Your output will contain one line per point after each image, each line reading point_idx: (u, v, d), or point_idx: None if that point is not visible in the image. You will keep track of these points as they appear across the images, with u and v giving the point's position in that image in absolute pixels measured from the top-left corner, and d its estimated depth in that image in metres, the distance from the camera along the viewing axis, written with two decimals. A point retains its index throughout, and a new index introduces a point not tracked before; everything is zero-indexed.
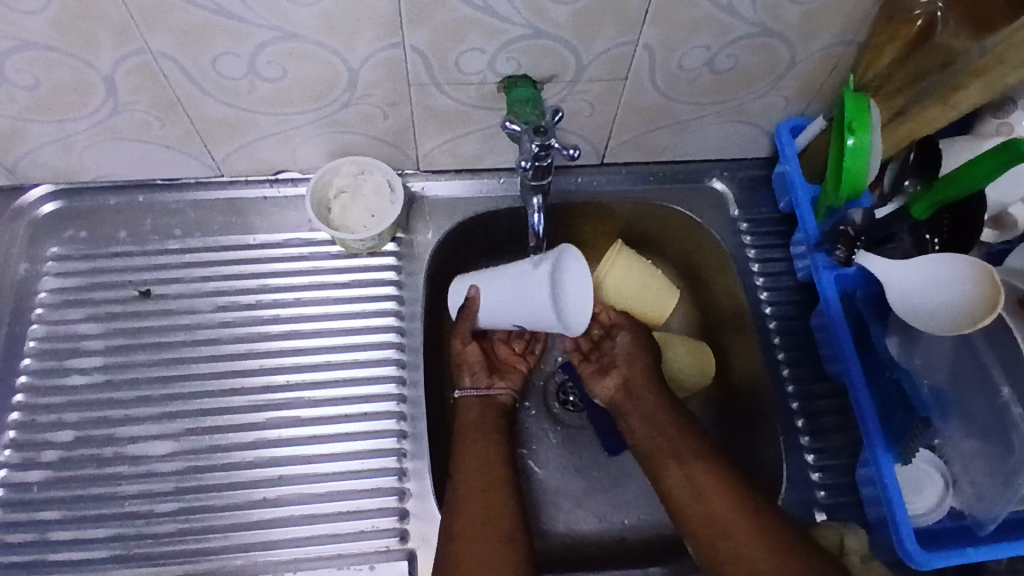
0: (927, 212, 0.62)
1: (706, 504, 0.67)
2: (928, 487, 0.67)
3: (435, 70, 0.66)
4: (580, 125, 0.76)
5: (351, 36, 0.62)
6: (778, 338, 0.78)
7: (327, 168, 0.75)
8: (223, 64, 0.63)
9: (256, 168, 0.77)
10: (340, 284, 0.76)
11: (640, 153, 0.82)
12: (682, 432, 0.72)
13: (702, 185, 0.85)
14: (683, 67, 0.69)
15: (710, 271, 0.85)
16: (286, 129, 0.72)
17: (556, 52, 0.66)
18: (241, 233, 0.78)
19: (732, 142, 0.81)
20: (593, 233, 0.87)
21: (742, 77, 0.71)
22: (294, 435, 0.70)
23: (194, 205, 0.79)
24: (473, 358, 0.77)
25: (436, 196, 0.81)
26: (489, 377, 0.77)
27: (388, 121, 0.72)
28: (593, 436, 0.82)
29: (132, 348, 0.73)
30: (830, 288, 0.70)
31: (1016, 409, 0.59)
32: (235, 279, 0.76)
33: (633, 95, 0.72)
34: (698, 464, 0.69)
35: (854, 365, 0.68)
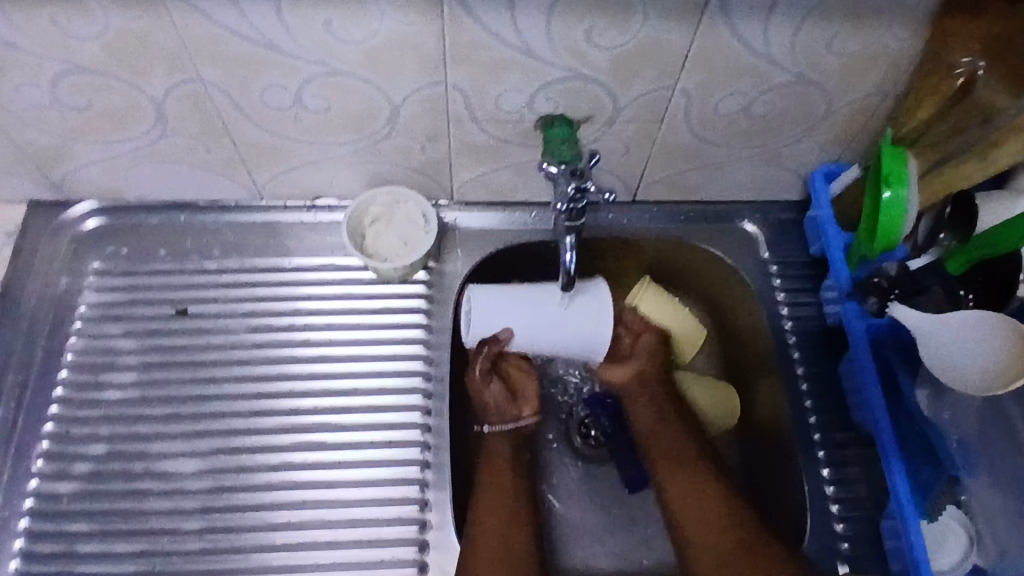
0: (962, 267, 0.63)
1: (693, 500, 0.74)
2: (951, 542, 0.64)
3: (474, 107, 0.68)
4: (613, 163, 0.77)
5: (395, 73, 0.63)
6: (804, 383, 0.77)
7: (363, 197, 0.76)
8: (270, 95, 0.65)
9: (295, 194, 0.79)
10: (370, 310, 0.77)
11: (671, 191, 0.82)
12: (681, 435, 0.79)
13: (733, 225, 0.85)
14: (719, 112, 0.70)
15: (737, 311, 0.85)
16: (326, 157, 0.74)
17: (594, 94, 0.67)
18: (276, 256, 0.79)
19: (765, 184, 0.82)
20: (621, 268, 0.88)
21: (778, 123, 0.72)
22: (319, 459, 0.71)
23: (232, 226, 0.80)
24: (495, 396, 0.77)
25: (468, 227, 0.82)
26: (515, 409, 0.77)
27: (425, 153, 0.74)
28: (613, 472, 0.82)
29: (165, 366, 0.75)
30: (860, 336, 0.70)
31: None
32: (268, 302, 0.77)
33: (668, 136, 0.73)
34: (688, 465, 0.77)
35: (882, 417, 0.67)
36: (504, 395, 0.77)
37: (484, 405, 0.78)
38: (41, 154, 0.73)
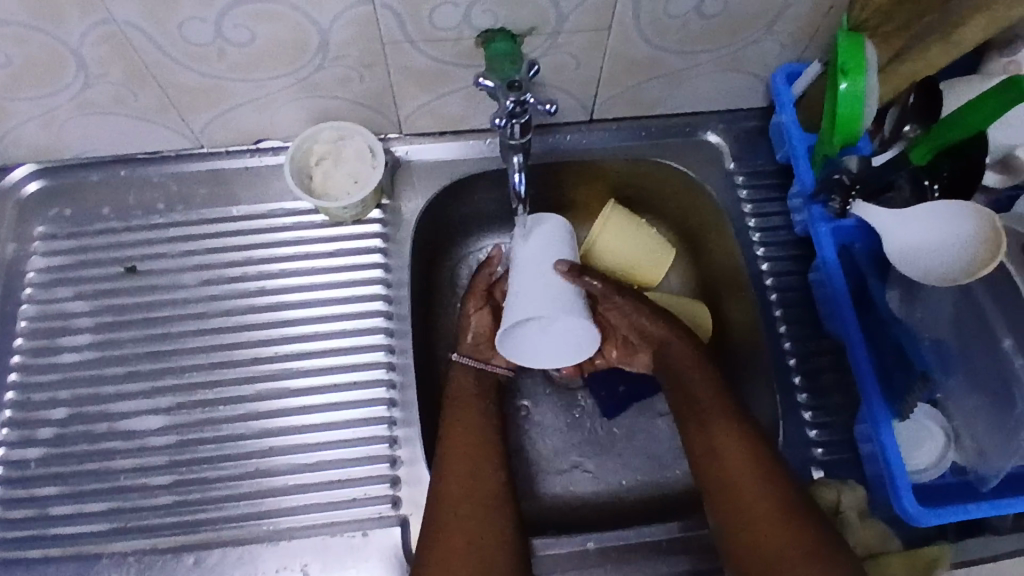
0: (926, 157, 0.58)
1: (726, 465, 0.65)
2: (928, 442, 0.63)
3: (408, 27, 0.64)
4: (563, 80, 0.74)
5: None
6: (774, 295, 0.76)
7: (306, 134, 0.73)
8: (191, 30, 0.61)
9: (236, 138, 0.76)
10: (325, 253, 0.75)
11: (630, 106, 0.79)
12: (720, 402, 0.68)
13: (697, 138, 0.82)
14: (670, 15, 0.66)
15: (706, 227, 0.82)
16: (262, 95, 0.70)
17: (534, 4, 0.63)
18: (224, 205, 0.77)
19: (726, 93, 0.78)
20: (585, 192, 0.85)
21: (733, 23, 0.68)
22: (285, 406, 0.70)
23: (176, 177, 0.77)
24: (479, 324, 0.75)
25: (422, 160, 0.79)
26: (490, 348, 0.75)
27: (365, 82, 0.70)
28: (589, 399, 0.82)
29: (121, 325, 0.73)
30: (826, 240, 0.67)
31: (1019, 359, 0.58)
32: (220, 252, 0.75)
33: (618, 45, 0.69)
34: (733, 432, 0.66)
35: (851, 322, 0.66)
36: (487, 332, 0.75)
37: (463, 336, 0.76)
38: None
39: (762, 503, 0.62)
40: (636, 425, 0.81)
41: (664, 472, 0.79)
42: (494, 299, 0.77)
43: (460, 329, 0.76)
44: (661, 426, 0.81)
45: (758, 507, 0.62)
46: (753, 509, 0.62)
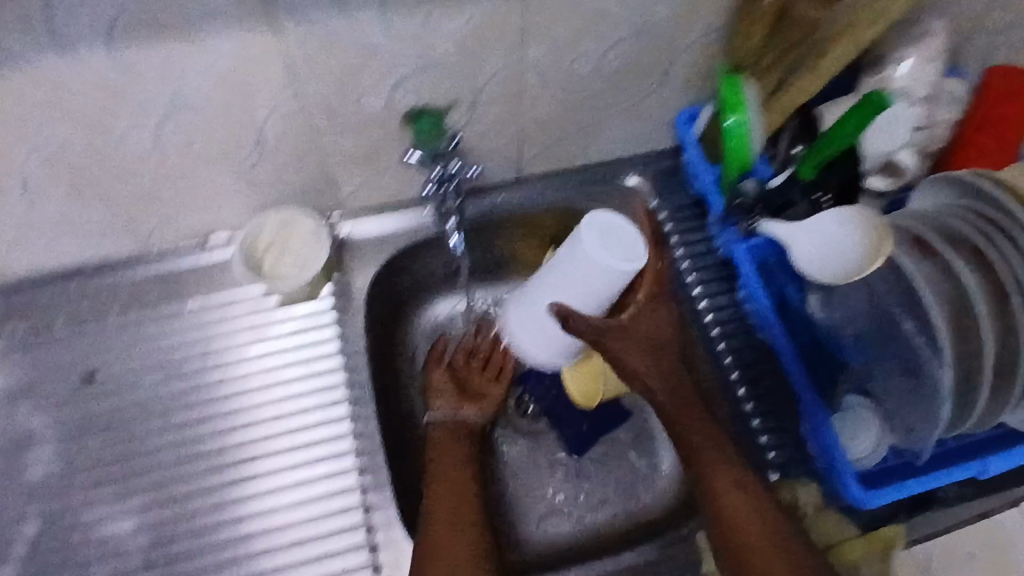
0: (813, 169, 0.66)
1: (728, 505, 0.66)
2: (867, 430, 0.67)
3: (336, 115, 0.69)
4: (487, 146, 0.80)
5: (250, 96, 0.65)
6: (709, 315, 0.81)
7: (251, 225, 0.77)
8: (132, 141, 0.66)
9: (184, 236, 0.79)
10: (281, 334, 0.78)
11: (553, 162, 0.86)
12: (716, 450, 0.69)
13: (617, 182, 0.88)
14: (572, 77, 0.73)
15: None
16: (205, 193, 0.74)
17: (449, 82, 0.69)
18: (178, 301, 0.79)
19: (637, 138, 0.85)
20: (526, 244, 0.90)
21: (630, 78, 0.75)
22: (255, 490, 0.72)
23: (128, 281, 0.80)
24: (441, 383, 0.82)
25: (364, 236, 0.83)
26: (458, 400, 0.81)
27: (303, 169, 0.75)
28: (555, 440, 0.85)
29: (86, 432, 0.74)
30: (745, 259, 0.73)
31: (920, 340, 0.62)
32: (178, 348, 0.77)
33: (531, 109, 0.76)
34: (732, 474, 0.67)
35: (778, 331, 0.71)
36: (450, 387, 0.82)
37: (429, 396, 0.82)
38: None
39: (762, 544, 0.63)
40: (602, 459, 0.84)
41: (636, 500, 0.82)
42: (454, 364, 0.84)
43: (426, 394, 0.83)
44: (626, 455, 0.84)
45: (755, 539, 0.64)
46: (749, 540, 0.64)
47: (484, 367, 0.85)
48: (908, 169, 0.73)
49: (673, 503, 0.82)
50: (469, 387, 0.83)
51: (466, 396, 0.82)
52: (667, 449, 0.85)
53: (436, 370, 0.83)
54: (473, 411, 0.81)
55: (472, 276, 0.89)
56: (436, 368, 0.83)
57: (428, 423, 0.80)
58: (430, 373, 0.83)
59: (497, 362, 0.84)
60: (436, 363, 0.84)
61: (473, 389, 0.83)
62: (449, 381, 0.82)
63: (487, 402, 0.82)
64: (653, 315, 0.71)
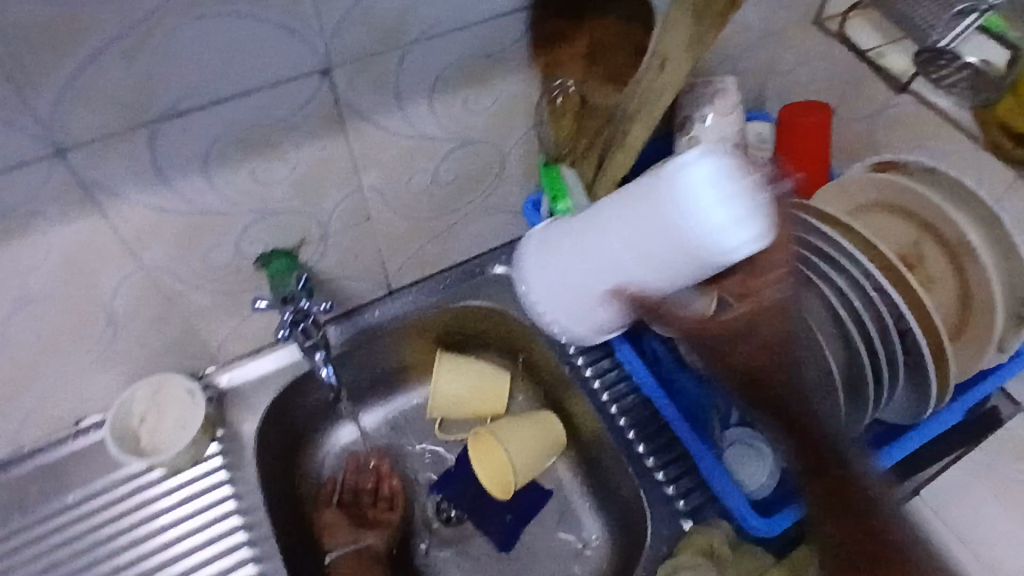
0: None
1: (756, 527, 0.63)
2: (757, 462, 0.71)
3: (187, 275, 0.70)
4: (350, 269, 0.82)
5: (92, 278, 0.65)
6: (597, 382, 0.84)
7: (122, 399, 0.75)
8: None
9: (57, 424, 0.77)
10: (176, 503, 0.76)
11: (421, 268, 0.89)
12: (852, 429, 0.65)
13: (487, 274, 0.91)
14: (414, 191, 0.77)
15: (524, 341, 0.90)
16: (68, 379, 0.73)
17: (294, 221, 0.72)
18: (61, 494, 0.76)
19: (494, 230, 0.90)
20: (416, 350, 0.91)
21: (469, 181, 0.80)
22: None
23: (5, 485, 0.76)
24: (333, 520, 0.83)
25: (244, 380, 0.82)
26: (355, 531, 0.83)
27: (167, 333, 0.75)
28: (480, 539, 0.85)
29: None
30: (609, 325, 0.77)
31: None
32: (67, 543, 0.74)
33: (384, 227, 0.79)
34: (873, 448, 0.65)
35: (652, 386, 0.74)
36: (343, 520, 0.83)
37: (324, 536, 0.83)
38: None
39: None
40: (529, 547, 0.84)
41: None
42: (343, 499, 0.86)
43: (320, 535, 0.83)
44: (551, 536, 0.85)
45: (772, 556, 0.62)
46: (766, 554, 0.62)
47: (372, 491, 0.86)
48: None
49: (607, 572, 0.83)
50: (364, 516, 0.84)
51: (363, 525, 0.83)
52: (590, 520, 0.86)
53: (326, 510, 0.84)
54: (373, 537, 0.82)
55: (359, 397, 0.91)
56: (325, 508, 0.85)
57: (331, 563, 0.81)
58: (320, 514, 0.85)
59: (382, 482, 0.86)
60: (325, 503, 0.85)
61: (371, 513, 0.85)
62: (341, 516, 0.84)
63: (384, 525, 0.83)
64: (774, 315, 0.59)
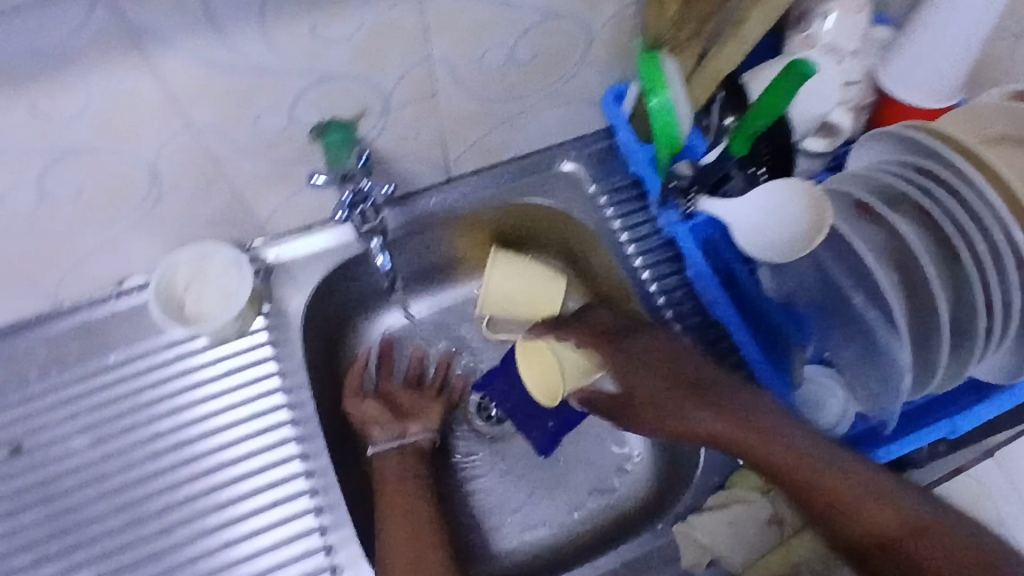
0: (746, 147, 0.63)
1: None
2: (830, 401, 0.67)
3: (238, 139, 0.64)
4: (408, 149, 0.75)
5: (134, 133, 0.59)
6: (661, 298, 0.79)
7: (166, 263, 0.72)
8: (14, 199, 0.60)
9: (97, 285, 0.74)
10: (217, 375, 0.73)
11: (481, 156, 0.82)
12: None
13: (552, 171, 0.84)
14: (486, 67, 0.69)
15: (587, 248, 0.85)
16: (109, 240, 0.69)
17: (352, 89, 0.65)
18: (101, 355, 0.74)
19: (563, 123, 0.82)
20: (466, 243, 0.86)
21: (547, 62, 0.71)
22: (210, 545, 0.68)
23: (46, 342, 0.74)
24: (374, 411, 0.79)
25: (294, 257, 0.78)
26: (399, 424, 0.78)
27: (214, 200, 0.70)
28: (522, 443, 0.84)
29: (20, 511, 0.69)
30: (687, 239, 0.69)
31: (870, 313, 0.60)
32: (107, 405, 0.72)
33: (448, 104, 0.71)
34: None
35: (726, 311, 0.69)
36: (385, 413, 0.79)
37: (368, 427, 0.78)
38: None
39: None
40: (570, 456, 0.83)
41: (613, 492, 0.81)
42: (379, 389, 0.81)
43: (360, 425, 0.79)
44: (594, 447, 0.83)
45: None
46: None
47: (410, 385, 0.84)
48: (843, 130, 0.69)
49: (650, 491, 0.81)
50: (404, 411, 0.81)
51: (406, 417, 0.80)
52: (634, 435, 0.83)
53: (371, 400, 0.79)
54: (421, 434, 0.78)
55: (406, 286, 0.87)
56: (367, 399, 0.79)
57: (372, 457, 0.76)
58: (359, 403, 0.79)
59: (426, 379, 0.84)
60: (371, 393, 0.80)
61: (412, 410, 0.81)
62: (381, 408, 0.79)
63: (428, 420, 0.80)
64: None
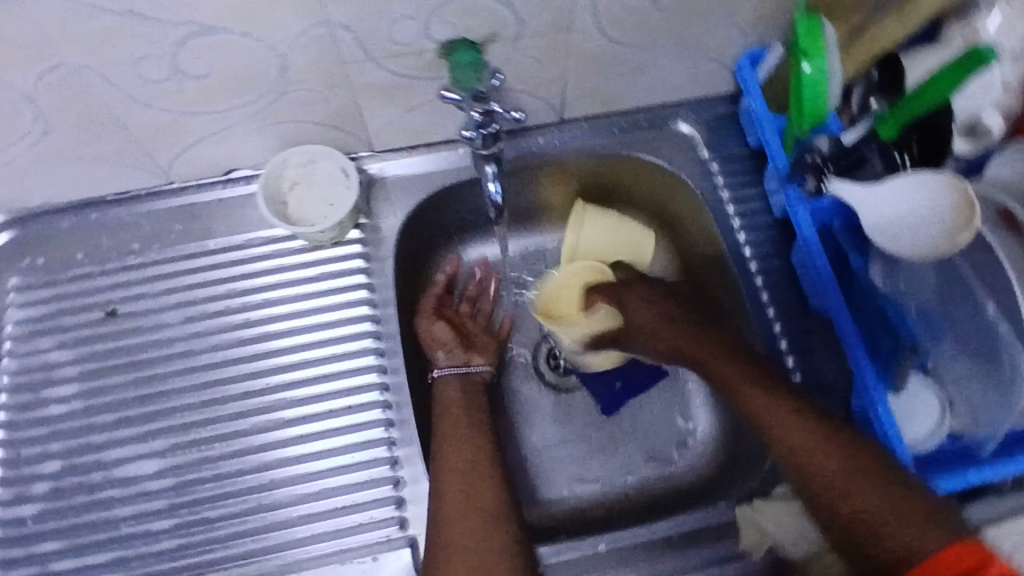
0: (894, 132, 0.59)
1: None
2: (925, 411, 0.63)
3: (367, 44, 0.63)
4: (529, 83, 0.73)
5: (271, 21, 0.58)
6: (760, 278, 0.76)
7: (277, 159, 0.72)
8: (148, 69, 0.60)
9: (205, 170, 0.75)
10: (307, 278, 0.75)
11: (598, 103, 0.79)
12: None
13: (666, 129, 0.81)
14: (629, 9, 0.65)
15: (690, 216, 0.82)
16: (226, 126, 0.69)
17: (490, 10, 0.62)
18: (200, 238, 0.76)
19: (689, 81, 0.78)
20: (560, 192, 0.85)
21: (691, 11, 0.67)
22: (279, 438, 0.69)
23: (149, 216, 0.76)
24: (442, 333, 0.78)
25: (397, 175, 0.78)
26: (466, 353, 0.77)
27: (331, 104, 0.69)
28: (585, 398, 0.82)
29: (107, 371, 0.72)
30: (804, 218, 0.67)
31: (1002, 326, 0.57)
32: (199, 287, 0.74)
33: (580, 42, 0.68)
34: None
35: (835, 298, 0.66)
36: (454, 339, 0.78)
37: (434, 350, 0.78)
38: None
39: None
40: (632, 419, 0.81)
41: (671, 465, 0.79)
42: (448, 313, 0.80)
43: (427, 347, 0.78)
44: (659, 414, 0.82)
45: None
46: None
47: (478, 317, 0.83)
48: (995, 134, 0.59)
49: (709, 468, 0.79)
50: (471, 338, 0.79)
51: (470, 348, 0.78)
52: (701, 411, 0.81)
53: (439, 321, 0.79)
54: (483, 366, 0.77)
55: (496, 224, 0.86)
56: (435, 317, 0.79)
57: (435, 381, 0.76)
58: (428, 325, 0.79)
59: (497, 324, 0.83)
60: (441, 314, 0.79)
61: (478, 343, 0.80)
62: (451, 332, 0.78)
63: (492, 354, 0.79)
64: None
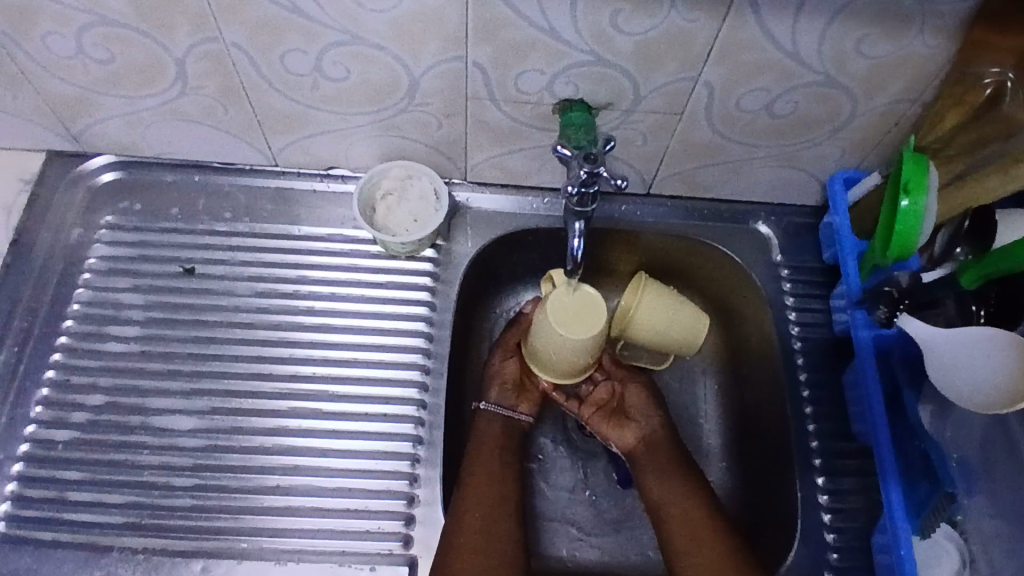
0: (977, 281, 0.59)
1: None
2: (943, 562, 0.64)
3: (494, 86, 0.67)
4: (629, 154, 0.76)
5: (417, 46, 0.63)
6: (806, 391, 0.77)
7: (377, 170, 0.77)
8: (292, 61, 0.65)
9: (308, 161, 0.79)
10: (374, 283, 0.78)
11: (687, 187, 0.81)
12: None
13: (746, 226, 0.83)
14: (741, 109, 0.68)
15: (746, 310, 0.83)
16: (342, 128, 0.73)
17: (615, 80, 0.66)
18: (286, 222, 0.79)
19: (778, 187, 0.80)
20: (626, 260, 0.86)
21: (799, 124, 0.70)
22: (312, 427, 0.71)
23: (245, 190, 0.80)
24: (506, 372, 0.78)
25: (480, 208, 0.81)
26: (516, 398, 0.77)
27: (442, 130, 0.73)
28: (607, 465, 0.81)
29: (169, 323, 0.75)
30: (866, 344, 0.68)
31: None
32: (274, 267, 0.78)
33: (687, 129, 0.71)
34: None
35: (882, 429, 0.65)
36: (514, 380, 0.77)
37: (490, 384, 0.78)
38: (61, 105, 0.73)
39: None
40: None
41: None
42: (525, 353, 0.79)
43: (487, 378, 0.78)
44: None
45: None
46: None
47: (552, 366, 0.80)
48: None
49: None
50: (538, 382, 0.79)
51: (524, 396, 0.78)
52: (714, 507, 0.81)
53: (513, 360, 0.78)
54: (527, 416, 0.77)
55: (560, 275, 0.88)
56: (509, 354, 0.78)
57: (480, 411, 0.77)
58: (500, 359, 0.78)
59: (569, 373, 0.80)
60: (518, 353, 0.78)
61: (615, 415, 0.80)
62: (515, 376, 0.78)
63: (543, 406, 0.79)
64: None
